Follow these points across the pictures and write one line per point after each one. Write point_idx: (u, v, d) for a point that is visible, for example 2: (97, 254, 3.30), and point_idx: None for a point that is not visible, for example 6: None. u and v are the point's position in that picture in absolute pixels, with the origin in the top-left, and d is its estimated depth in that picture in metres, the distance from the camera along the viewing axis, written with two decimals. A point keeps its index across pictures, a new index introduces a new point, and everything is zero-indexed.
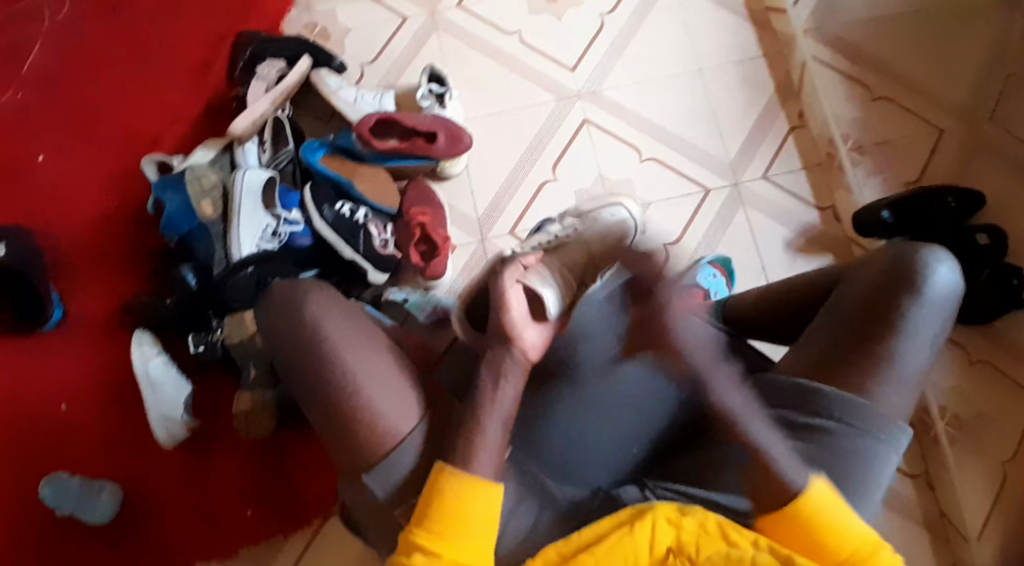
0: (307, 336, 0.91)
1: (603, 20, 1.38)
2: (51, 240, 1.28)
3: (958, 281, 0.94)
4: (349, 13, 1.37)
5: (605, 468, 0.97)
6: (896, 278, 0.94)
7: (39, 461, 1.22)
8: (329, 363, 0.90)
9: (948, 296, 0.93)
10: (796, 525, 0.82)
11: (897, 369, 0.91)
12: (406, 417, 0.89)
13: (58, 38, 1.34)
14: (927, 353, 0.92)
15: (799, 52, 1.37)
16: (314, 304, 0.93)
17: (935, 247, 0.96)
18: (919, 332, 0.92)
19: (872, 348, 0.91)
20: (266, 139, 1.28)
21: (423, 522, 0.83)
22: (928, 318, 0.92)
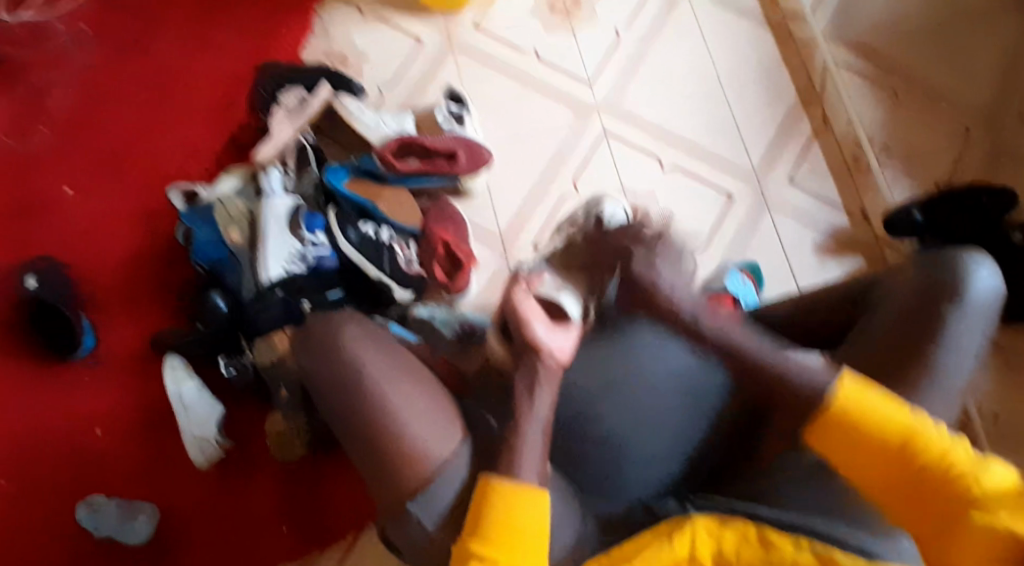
0: (342, 367, 0.92)
1: (618, 35, 1.39)
2: (85, 275, 1.31)
3: (997, 290, 0.95)
4: (366, 37, 1.39)
5: (647, 485, 0.97)
6: (936, 285, 0.93)
7: (72, 486, 1.23)
8: (360, 387, 0.91)
9: (988, 303, 0.92)
10: (845, 421, 0.82)
11: (940, 380, 0.91)
12: (436, 436, 0.90)
13: (85, 73, 1.38)
14: (969, 362, 0.92)
15: (820, 55, 1.37)
16: (345, 329, 0.94)
17: (977, 253, 0.95)
18: (962, 343, 0.91)
19: (913, 356, 0.91)
20: (290, 165, 1.31)
21: (478, 532, 0.83)
22: (974, 329, 0.92)
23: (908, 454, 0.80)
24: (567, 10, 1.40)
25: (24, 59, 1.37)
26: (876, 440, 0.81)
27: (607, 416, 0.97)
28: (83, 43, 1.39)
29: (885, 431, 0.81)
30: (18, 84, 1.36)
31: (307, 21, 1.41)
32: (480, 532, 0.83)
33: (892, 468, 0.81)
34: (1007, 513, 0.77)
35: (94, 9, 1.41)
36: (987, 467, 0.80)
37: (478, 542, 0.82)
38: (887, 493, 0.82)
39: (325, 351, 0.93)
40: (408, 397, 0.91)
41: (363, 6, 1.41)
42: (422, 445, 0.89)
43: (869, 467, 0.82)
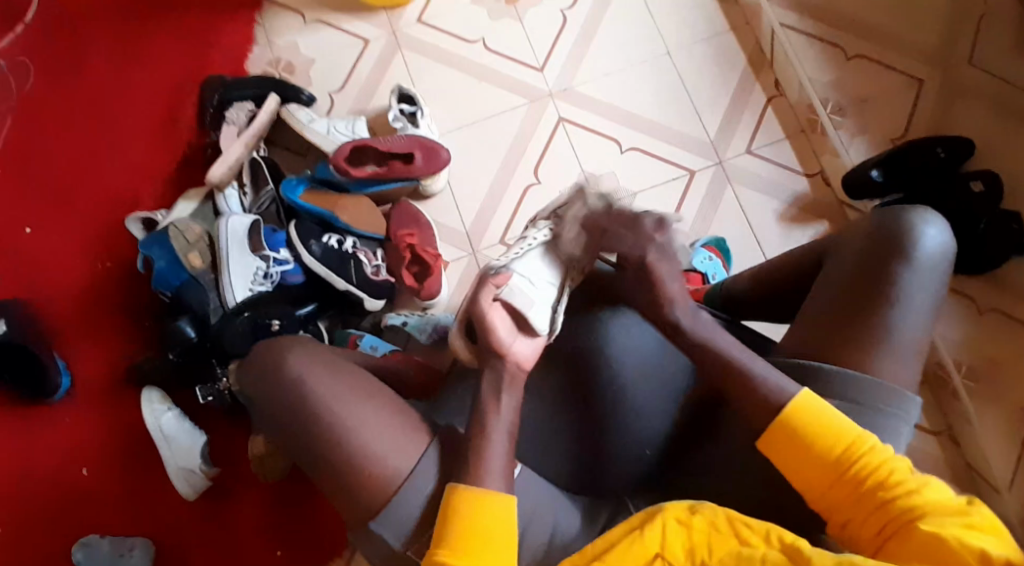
0: (292, 393, 0.90)
1: (564, 15, 1.35)
2: (52, 313, 1.30)
3: (950, 241, 0.97)
4: (309, 44, 1.36)
5: (628, 472, 0.95)
6: (887, 245, 0.97)
7: (72, 527, 1.26)
8: (320, 415, 0.88)
9: (939, 257, 0.96)
10: (789, 428, 0.82)
11: (898, 337, 0.94)
12: (410, 450, 0.87)
13: (23, 109, 1.33)
14: (925, 316, 0.95)
15: (767, 18, 1.33)
16: (298, 359, 0.91)
17: (923, 211, 0.98)
18: (914, 298, 0.94)
19: (871, 316, 0.94)
20: (245, 183, 1.30)
21: (443, 541, 0.81)
22: (924, 283, 0.95)
23: (848, 468, 0.79)
24: None
25: None
26: (818, 452, 0.81)
27: (572, 407, 0.98)
28: (19, 73, 1.34)
29: (825, 442, 0.81)
30: None
31: (247, 30, 1.36)
32: (444, 542, 0.81)
33: (831, 480, 0.80)
34: (954, 529, 0.72)
35: (28, 36, 1.35)
36: (932, 486, 0.77)
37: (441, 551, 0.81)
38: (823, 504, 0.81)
39: (274, 378, 0.91)
40: (360, 410, 0.88)
41: (303, 10, 1.37)
42: None
43: (810, 477, 0.81)
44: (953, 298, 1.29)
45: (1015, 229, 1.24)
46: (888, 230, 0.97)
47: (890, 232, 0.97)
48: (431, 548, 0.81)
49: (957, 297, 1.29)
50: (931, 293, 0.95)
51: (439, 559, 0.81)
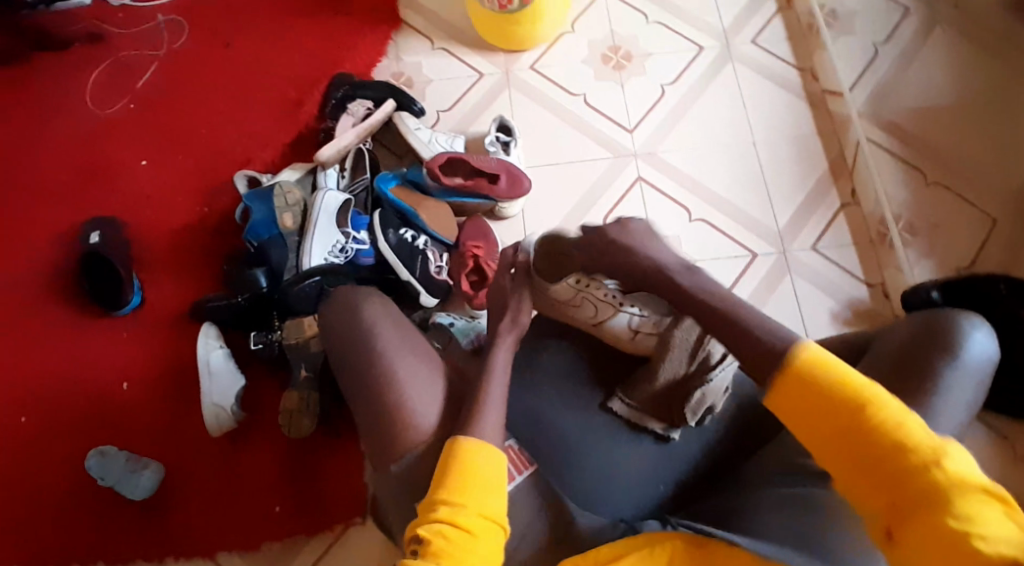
0: (353, 323, 1.03)
1: (663, 90, 1.46)
2: (140, 237, 1.43)
3: (995, 349, 0.94)
4: (432, 66, 1.50)
5: (629, 502, 1.00)
6: (929, 340, 0.94)
7: (97, 432, 1.33)
8: (368, 345, 1.00)
9: (983, 363, 0.93)
10: (801, 380, 0.79)
11: (929, 431, 0.90)
12: (425, 398, 0.97)
13: (174, 65, 1.53)
14: (959, 420, 0.91)
15: (855, 130, 1.39)
16: (367, 302, 1.04)
17: (971, 313, 0.96)
18: (949, 397, 0.91)
19: (904, 401, 0.91)
20: (346, 167, 1.41)
21: (442, 484, 0.84)
22: (962, 386, 0.92)
23: (862, 432, 0.75)
24: (619, 62, 1.48)
25: (126, 43, 1.55)
26: (830, 404, 0.77)
27: (580, 432, 1.03)
28: (174, 30, 1.55)
29: (838, 392, 0.77)
30: (116, 61, 1.54)
31: (381, 42, 1.53)
32: (442, 482, 0.85)
33: (849, 447, 0.75)
34: (968, 517, 0.69)
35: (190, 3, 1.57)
36: (952, 453, 0.72)
37: (439, 491, 0.84)
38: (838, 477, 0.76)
39: (346, 314, 1.03)
40: (402, 351, 1.00)
41: (435, 37, 1.53)
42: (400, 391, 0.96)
43: (822, 437, 0.77)
44: (988, 435, 1.27)
45: None
46: (934, 326, 0.95)
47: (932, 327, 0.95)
48: (430, 492, 0.85)
49: (995, 434, 1.27)
50: (971, 397, 0.92)
51: (433, 500, 0.84)
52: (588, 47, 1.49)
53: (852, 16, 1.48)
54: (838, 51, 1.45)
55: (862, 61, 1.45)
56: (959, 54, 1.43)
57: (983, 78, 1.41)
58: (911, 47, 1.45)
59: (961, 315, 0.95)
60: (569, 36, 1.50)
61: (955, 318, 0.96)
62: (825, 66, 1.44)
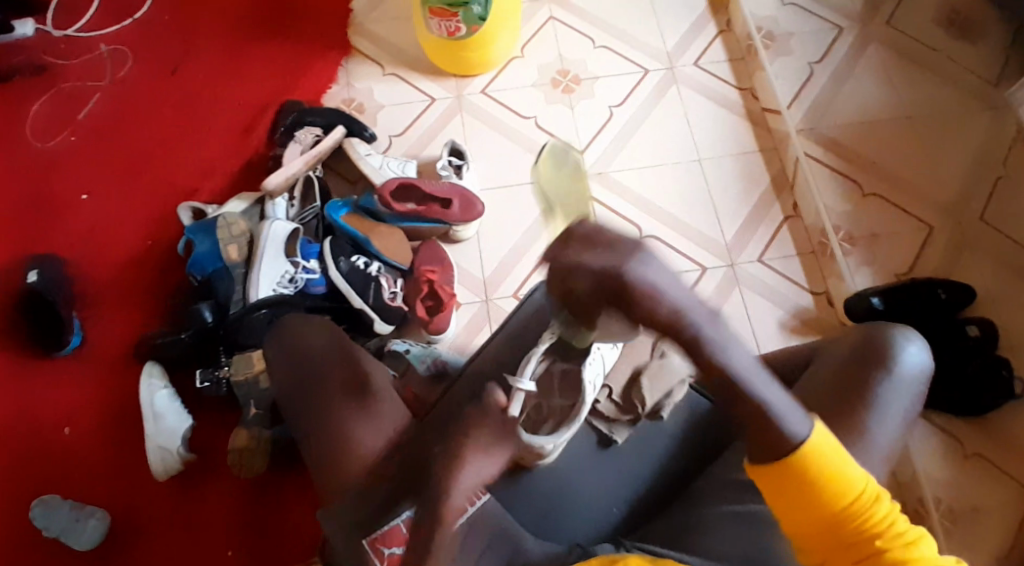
0: (305, 364, 1.02)
1: (611, 111, 1.48)
2: (85, 273, 1.38)
3: (929, 362, 0.99)
4: (383, 92, 1.50)
5: (589, 525, 1.01)
6: (866, 356, 0.99)
7: (41, 477, 1.27)
8: (322, 383, 1.00)
9: (917, 378, 0.98)
10: (798, 475, 0.77)
11: (868, 444, 0.95)
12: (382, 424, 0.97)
13: (117, 94, 1.49)
14: (895, 432, 0.96)
15: (794, 147, 1.44)
16: (315, 342, 1.04)
17: (905, 328, 1.01)
18: (886, 411, 0.96)
19: (842, 418, 0.96)
20: (295, 196, 1.38)
21: None
22: (900, 399, 0.97)
23: (845, 524, 0.79)
24: (568, 85, 1.50)
25: (65, 71, 1.51)
26: (821, 501, 0.78)
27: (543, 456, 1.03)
28: (117, 60, 1.52)
29: (831, 494, 0.78)
30: (56, 91, 1.49)
31: (331, 70, 1.52)
32: None
33: (824, 530, 0.80)
34: None
35: (133, 32, 1.54)
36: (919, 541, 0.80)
37: None
38: (801, 545, 0.82)
39: (293, 349, 1.04)
40: (351, 385, 1.00)
41: (384, 64, 1.53)
42: (354, 422, 0.97)
43: (802, 518, 0.79)
44: (939, 436, 1.31)
45: (1004, 374, 1.28)
46: (870, 342, 0.99)
47: (870, 343, 1.00)
48: None
49: (944, 435, 1.31)
50: (905, 410, 0.97)
51: None
52: (537, 70, 1.51)
53: (789, 37, 1.53)
54: (776, 71, 1.50)
55: (799, 80, 1.50)
56: (889, 71, 1.50)
57: (912, 92, 1.48)
58: (846, 65, 1.51)
59: (897, 331, 1.00)
60: (519, 60, 1.52)
61: (890, 331, 1.00)
62: (765, 86, 1.50)
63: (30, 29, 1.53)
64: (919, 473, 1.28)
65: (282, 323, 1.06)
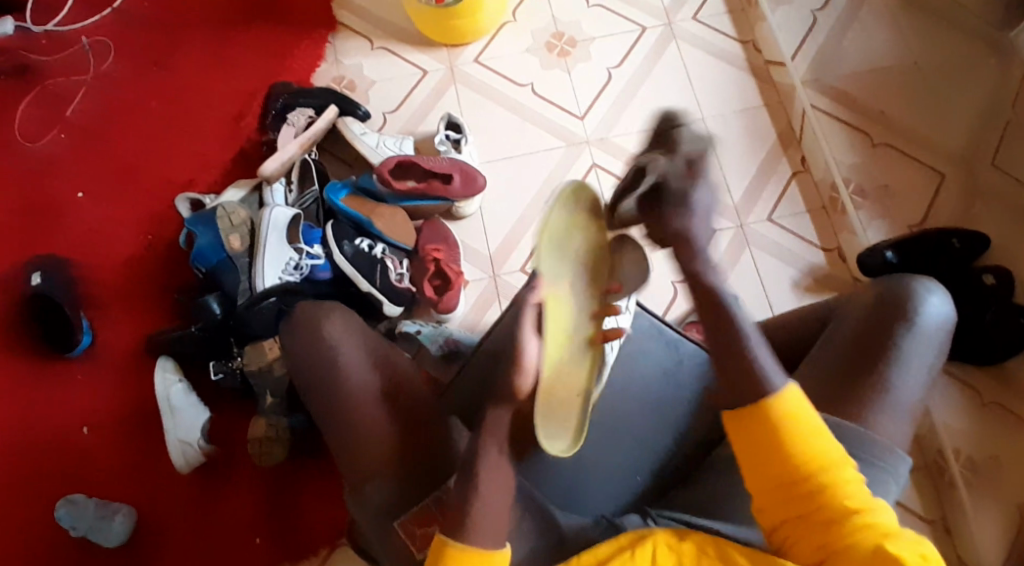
0: (324, 362, 1.00)
1: (610, 73, 1.44)
2: (87, 274, 1.37)
3: (951, 311, 0.97)
4: (374, 68, 1.46)
5: (613, 499, 1.01)
6: (884, 309, 0.97)
7: (64, 480, 1.29)
8: (335, 376, 0.99)
9: (939, 328, 0.96)
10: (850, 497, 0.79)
11: (892, 399, 0.94)
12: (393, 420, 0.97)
13: (103, 87, 1.46)
14: (920, 383, 0.94)
15: (799, 100, 1.40)
16: (332, 332, 1.02)
17: (926, 278, 0.98)
18: (910, 363, 0.94)
19: (864, 378, 0.94)
20: (293, 180, 1.37)
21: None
22: (922, 351, 0.95)
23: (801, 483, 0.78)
24: (564, 49, 1.46)
25: (49, 68, 1.48)
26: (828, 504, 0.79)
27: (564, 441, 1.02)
28: (101, 52, 1.49)
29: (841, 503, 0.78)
30: (42, 89, 1.47)
31: (319, 48, 1.48)
32: None
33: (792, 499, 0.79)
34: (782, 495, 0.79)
35: (114, 21, 1.50)
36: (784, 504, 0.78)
37: None
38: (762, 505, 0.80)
39: (312, 344, 1.01)
40: (363, 372, 0.99)
41: (373, 38, 1.49)
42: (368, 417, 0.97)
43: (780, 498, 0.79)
44: (957, 387, 1.30)
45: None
46: (889, 292, 0.97)
47: (890, 296, 0.97)
48: None
49: (962, 386, 1.30)
50: (929, 362, 0.95)
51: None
52: (530, 35, 1.47)
53: None
54: (778, 22, 1.45)
55: (801, 29, 1.45)
56: (894, 13, 1.45)
57: (918, 32, 1.43)
58: (849, 11, 1.46)
59: (917, 281, 0.97)
60: (511, 26, 1.48)
61: (910, 283, 0.98)
62: (767, 38, 1.45)
63: (9, 28, 1.49)
64: (939, 425, 1.28)
65: (296, 308, 1.05)
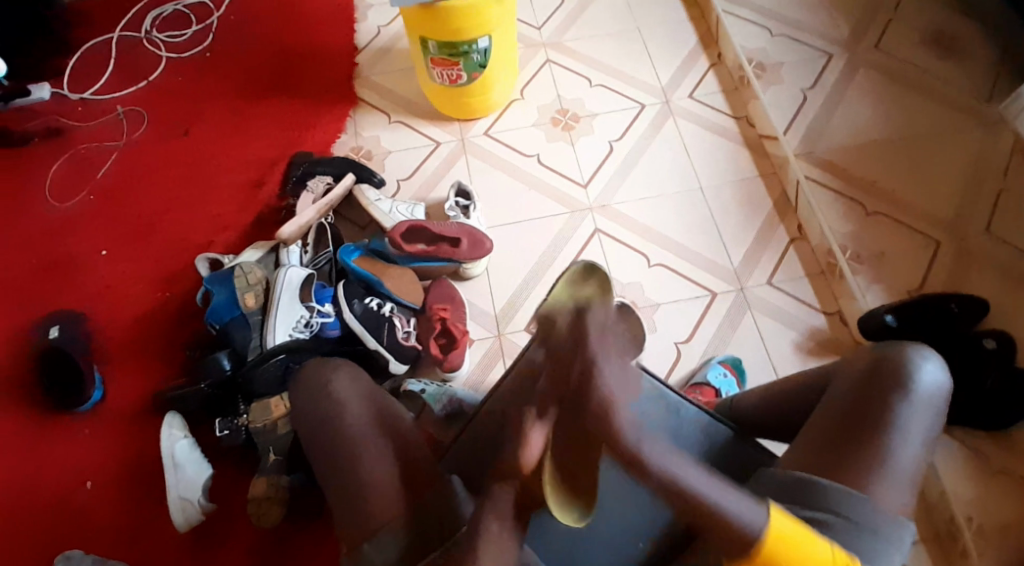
0: (326, 405, 1.04)
1: (611, 146, 1.51)
2: (103, 327, 1.41)
3: (946, 379, 0.97)
4: (390, 139, 1.54)
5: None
6: (880, 377, 0.97)
7: (65, 528, 1.29)
8: (335, 414, 1.03)
9: (935, 396, 0.96)
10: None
11: (893, 465, 0.93)
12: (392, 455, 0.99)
13: (132, 153, 1.55)
14: (918, 450, 0.94)
15: (793, 171, 1.46)
16: (337, 385, 1.05)
17: (919, 345, 0.99)
18: (905, 433, 0.94)
19: (861, 443, 0.94)
20: (309, 243, 1.41)
21: None
22: (920, 418, 0.95)
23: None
24: (568, 123, 1.54)
25: (83, 133, 1.57)
26: None
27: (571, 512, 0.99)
28: (134, 119, 1.58)
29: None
30: (75, 153, 1.55)
31: (339, 121, 1.56)
32: None
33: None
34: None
35: (147, 93, 1.60)
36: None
37: None
38: None
39: (316, 396, 1.04)
40: (361, 414, 1.03)
41: (390, 112, 1.57)
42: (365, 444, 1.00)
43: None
44: (965, 454, 1.29)
45: None
46: (885, 359, 0.98)
47: (885, 363, 0.97)
48: None
49: (970, 452, 1.29)
50: (926, 431, 0.95)
51: None
52: (537, 112, 1.55)
53: (780, 67, 1.57)
54: (770, 99, 1.53)
55: (792, 107, 1.52)
56: (882, 92, 1.52)
57: (905, 111, 1.50)
58: (838, 90, 1.54)
59: (910, 348, 0.98)
60: (519, 103, 1.56)
61: (904, 351, 0.98)
62: (760, 114, 1.52)
63: (47, 93, 1.60)
64: (948, 492, 1.26)
65: (303, 365, 1.08)
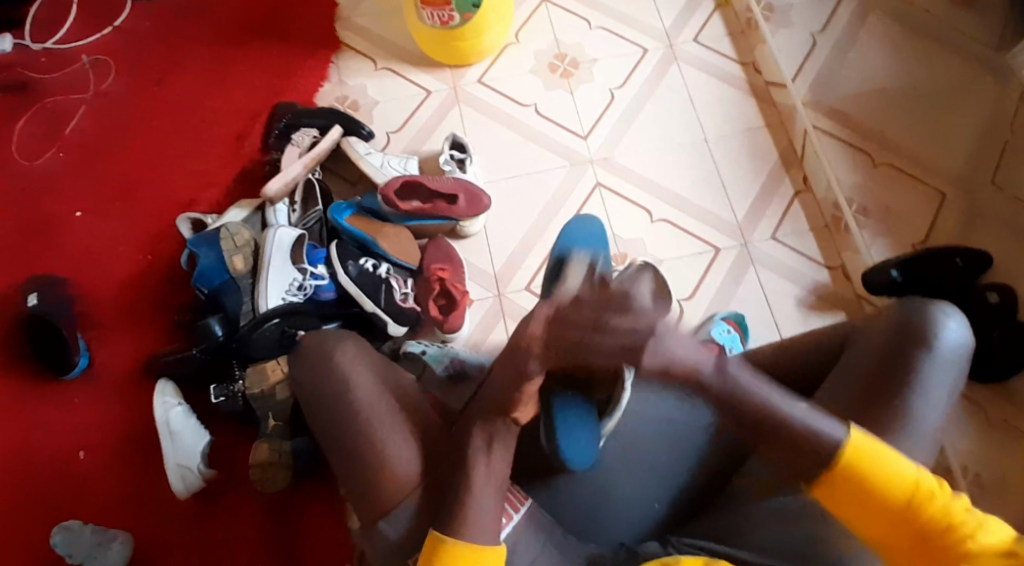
0: (334, 385, 0.99)
1: (612, 94, 1.45)
2: (84, 292, 1.35)
3: (968, 336, 0.95)
4: (378, 88, 1.46)
5: (631, 527, 0.99)
6: (903, 337, 0.95)
7: (58, 502, 1.25)
8: (341, 395, 0.98)
9: (958, 355, 0.94)
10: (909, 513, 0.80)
11: (914, 426, 0.92)
12: (405, 437, 0.96)
13: (102, 105, 1.45)
14: (940, 409, 0.93)
15: (800, 120, 1.42)
16: (344, 356, 1.00)
17: (944, 303, 0.96)
18: (930, 392, 0.92)
19: (883, 408, 0.92)
20: (297, 201, 1.35)
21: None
22: (942, 376, 0.93)
23: (912, 513, 0.80)
24: (566, 70, 1.47)
25: (48, 85, 1.47)
26: (878, 495, 0.80)
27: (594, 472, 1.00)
28: (102, 70, 1.48)
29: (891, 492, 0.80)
30: (41, 107, 1.46)
31: (322, 68, 1.48)
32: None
33: (896, 526, 0.81)
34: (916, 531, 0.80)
35: (115, 40, 1.50)
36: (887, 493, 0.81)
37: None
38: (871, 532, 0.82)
39: (323, 372, 1.00)
40: (372, 395, 0.98)
41: (376, 58, 1.49)
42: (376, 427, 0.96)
43: (875, 525, 0.82)
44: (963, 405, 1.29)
45: None
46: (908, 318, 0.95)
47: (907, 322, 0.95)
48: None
49: (969, 404, 1.29)
50: (949, 388, 0.93)
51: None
52: (533, 57, 1.48)
53: (788, 8, 1.50)
54: (778, 43, 1.47)
55: (801, 52, 1.47)
56: (890, 36, 1.47)
57: (914, 56, 1.45)
58: (847, 36, 1.48)
59: (936, 306, 0.95)
60: (514, 47, 1.48)
61: (928, 309, 0.95)
62: (767, 59, 1.47)
63: (9, 45, 1.49)
64: (948, 444, 1.26)
65: (301, 339, 1.03)
